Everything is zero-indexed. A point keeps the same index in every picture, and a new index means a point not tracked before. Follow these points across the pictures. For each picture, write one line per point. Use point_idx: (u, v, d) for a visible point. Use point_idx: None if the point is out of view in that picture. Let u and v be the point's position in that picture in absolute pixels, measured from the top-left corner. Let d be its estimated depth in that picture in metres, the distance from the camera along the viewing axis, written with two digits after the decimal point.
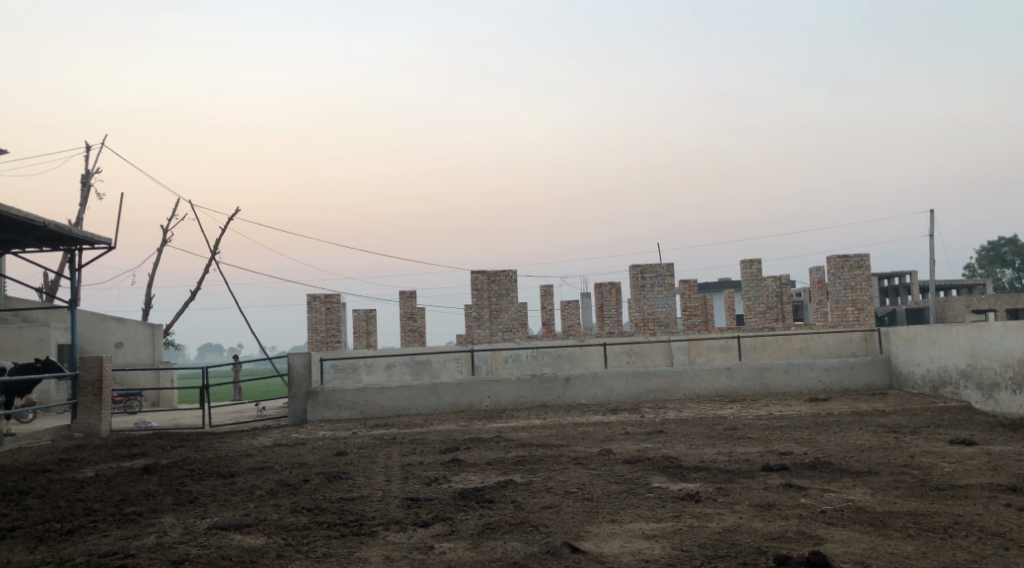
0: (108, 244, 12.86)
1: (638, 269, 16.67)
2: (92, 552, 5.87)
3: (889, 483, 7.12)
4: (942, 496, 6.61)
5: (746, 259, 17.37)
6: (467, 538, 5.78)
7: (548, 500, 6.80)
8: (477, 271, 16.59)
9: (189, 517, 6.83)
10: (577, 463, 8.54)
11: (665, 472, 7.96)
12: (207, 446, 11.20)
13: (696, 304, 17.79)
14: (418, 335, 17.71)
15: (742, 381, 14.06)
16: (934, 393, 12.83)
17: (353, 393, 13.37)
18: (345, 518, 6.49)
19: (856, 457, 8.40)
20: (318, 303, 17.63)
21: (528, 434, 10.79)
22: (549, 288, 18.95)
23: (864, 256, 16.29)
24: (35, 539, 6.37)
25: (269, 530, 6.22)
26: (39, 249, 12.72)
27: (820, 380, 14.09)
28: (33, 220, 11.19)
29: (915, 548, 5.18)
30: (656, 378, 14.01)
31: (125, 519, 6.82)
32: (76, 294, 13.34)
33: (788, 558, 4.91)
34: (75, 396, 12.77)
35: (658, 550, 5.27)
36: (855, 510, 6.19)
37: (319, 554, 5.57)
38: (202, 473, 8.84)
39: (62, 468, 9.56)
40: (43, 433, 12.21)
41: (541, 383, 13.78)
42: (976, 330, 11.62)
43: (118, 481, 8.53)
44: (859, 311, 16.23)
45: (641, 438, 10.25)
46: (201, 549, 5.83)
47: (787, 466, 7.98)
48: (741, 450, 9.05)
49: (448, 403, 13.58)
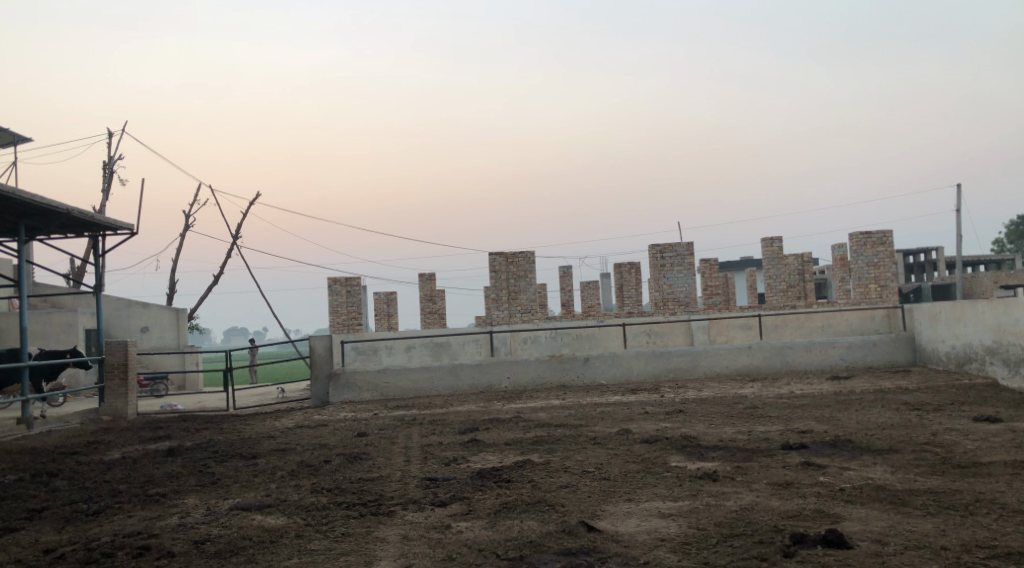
0: (131, 230, 13.01)
1: (657, 249, 16.59)
2: (117, 532, 5.98)
3: (910, 461, 7.06)
4: (963, 474, 6.55)
5: (767, 237, 17.22)
6: (484, 517, 5.81)
7: (566, 479, 6.81)
8: (495, 253, 16.59)
9: (212, 498, 6.93)
10: (595, 442, 8.55)
11: (683, 451, 7.94)
12: (230, 428, 11.35)
13: (716, 283, 17.67)
14: (437, 317, 17.77)
15: (763, 359, 13.97)
16: (959, 369, 12.67)
17: (373, 374, 13.46)
18: (364, 498, 6.55)
19: (876, 435, 8.33)
20: (339, 286, 17.74)
21: (546, 415, 10.83)
22: (567, 269, 18.90)
23: (888, 232, 16.05)
24: (63, 519, 6.50)
25: (290, 511, 6.29)
26: (63, 236, 12.87)
27: (842, 358, 13.97)
28: (57, 207, 11.33)
29: (935, 526, 5.14)
30: (676, 357, 13.96)
31: (150, 500, 6.94)
32: (101, 280, 13.50)
33: (804, 537, 4.89)
34: (102, 380, 12.97)
35: (674, 529, 5.27)
36: (875, 488, 6.14)
37: (338, 534, 5.63)
38: (226, 455, 8.96)
39: (89, 450, 9.73)
40: (72, 416, 12.43)
41: (560, 363, 13.79)
42: (1002, 305, 11.45)
43: (143, 463, 8.68)
44: (882, 288, 16.03)
45: (660, 417, 10.23)
46: (222, 529, 5.91)
47: (807, 445, 7.93)
48: (761, 429, 9.01)
49: (468, 384, 13.65)
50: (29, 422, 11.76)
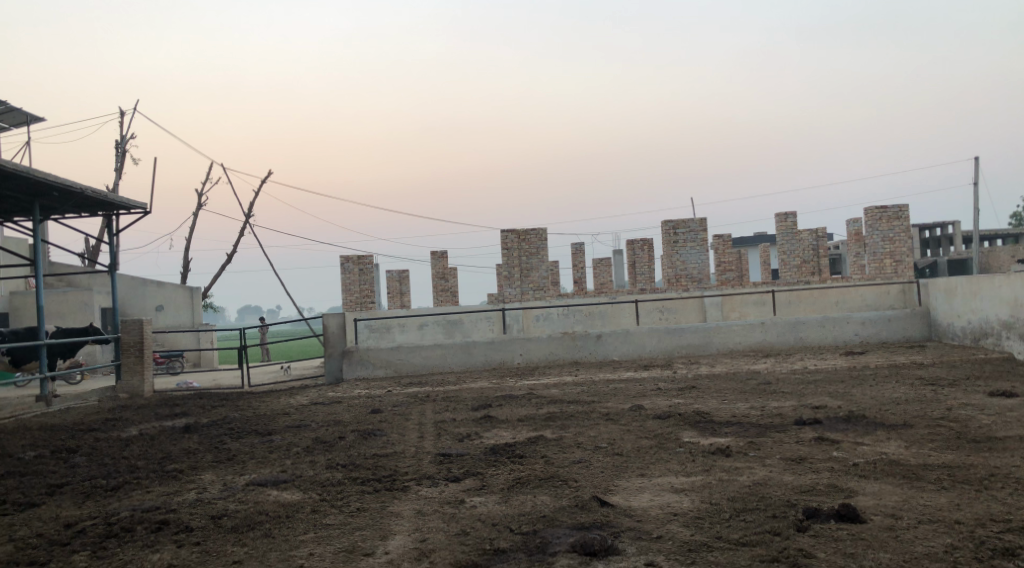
0: (144, 210, 13.07)
1: (670, 225, 16.51)
2: (136, 507, 6.06)
3: (924, 436, 7.04)
4: (978, 448, 6.52)
5: (781, 213, 17.10)
6: (497, 493, 5.84)
7: (579, 455, 6.84)
8: (507, 230, 16.56)
9: (229, 474, 7.02)
10: (608, 418, 8.57)
11: (696, 427, 7.95)
12: (246, 405, 11.45)
13: (729, 259, 17.58)
14: (450, 295, 17.79)
15: (777, 335, 13.93)
16: (975, 344, 12.59)
17: (387, 351, 13.52)
18: (379, 474, 6.60)
19: (890, 411, 8.30)
20: (351, 264, 17.78)
21: (559, 391, 10.85)
22: (580, 246, 18.86)
23: (904, 206, 15.89)
24: (83, 495, 6.59)
25: (305, 486, 6.35)
26: (78, 215, 12.96)
27: (856, 333, 13.91)
28: (71, 187, 11.39)
29: (949, 500, 5.12)
30: (689, 333, 13.93)
31: (167, 476, 7.02)
32: (116, 259, 13.59)
33: (817, 511, 4.89)
34: (119, 358, 13.08)
35: (687, 504, 5.28)
36: (889, 463, 6.13)
37: (353, 509, 5.68)
38: (241, 431, 9.05)
39: (107, 427, 9.85)
40: (90, 393, 12.57)
41: (573, 340, 13.81)
42: (1019, 280, 11.35)
43: (161, 439, 8.77)
44: (898, 264, 15.90)
45: (673, 393, 10.23)
46: (239, 504, 5.98)
47: (820, 420, 7.91)
48: (774, 404, 8.99)
49: (481, 360, 13.69)
50: (48, 399, 11.90)
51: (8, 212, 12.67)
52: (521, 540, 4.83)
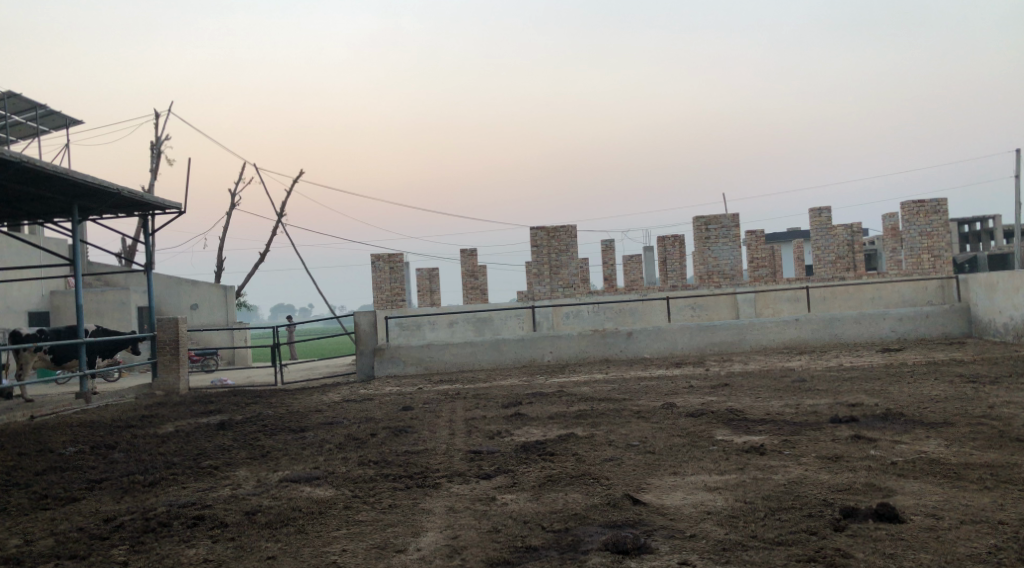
0: (178, 209, 13.25)
1: (701, 221, 16.35)
2: (172, 502, 6.14)
3: (964, 435, 6.89)
4: (1022, 447, 6.36)
5: (815, 208, 16.86)
6: (528, 490, 5.83)
7: (610, 452, 6.80)
8: (536, 227, 16.53)
9: (262, 470, 7.09)
10: (640, 416, 8.50)
11: (729, 425, 7.86)
12: (279, 402, 11.58)
13: (762, 256, 17.37)
14: (480, 293, 17.80)
15: (811, 332, 13.72)
16: (1017, 341, 12.30)
17: (417, 349, 13.57)
18: (410, 470, 6.62)
19: (929, 408, 8.14)
20: (381, 262, 17.87)
21: (590, 388, 10.80)
22: (610, 243, 18.76)
23: (942, 200, 15.57)
24: (121, 490, 6.69)
25: (338, 483, 6.39)
26: (114, 216, 13.17)
27: (893, 330, 13.66)
28: (107, 187, 11.56)
29: (992, 500, 5.00)
30: (721, 330, 13.79)
31: (203, 472, 7.12)
32: (151, 258, 13.79)
33: (855, 510, 4.80)
34: (155, 355, 13.29)
35: (720, 502, 5.22)
36: (928, 462, 6.01)
37: (384, 505, 5.70)
38: (275, 428, 9.14)
39: (144, 424, 10.00)
40: (127, 390, 12.77)
41: (603, 337, 13.74)
42: None
43: (196, 436, 8.89)
44: (936, 259, 15.60)
45: (705, 391, 10.15)
46: (272, 500, 6.03)
47: (856, 418, 7.79)
48: (809, 402, 8.87)
49: (511, 358, 13.68)
50: (87, 396, 12.12)
51: (48, 213, 12.92)
52: (553, 538, 4.81)
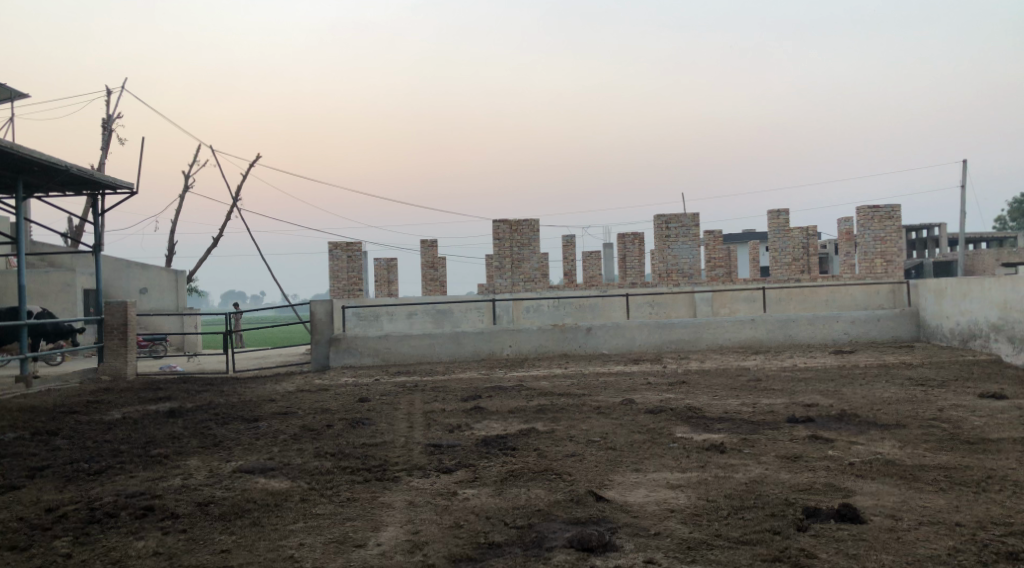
0: (131, 189, 12.85)
1: (662, 219, 16.45)
2: (119, 492, 5.92)
3: (917, 436, 7.01)
4: (973, 450, 6.50)
5: (773, 210, 17.08)
6: (490, 485, 5.75)
7: (571, 448, 6.76)
8: (499, 220, 16.45)
9: (214, 460, 6.87)
10: (600, 412, 8.49)
11: (688, 422, 7.89)
12: (231, 391, 11.31)
13: (720, 256, 17.55)
14: (439, 285, 17.67)
15: (766, 332, 13.90)
16: (963, 346, 12.61)
17: (375, 339, 13.39)
18: (369, 463, 6.50)
19: (882, 410, 8.27)
20: (339, 251, 17.58)
21: (549, 383, 10.77)
22: (571, 239, 18.75)
23: (896, 206, 15.89)
24: (64, 478, 6.44)
25: (294, 475, 6.23)
26: (63, 194, 12.71)
27: (845, 332, 13.91)
28: (56, 164, 11.13)
29: (948, 501, 5.08)
30: (679, 328, 13.88)
31: (152, 461, 6.89)
32: (100, 239, 13.36)
33: (817, 511, 4.83)
34: (102, 339, 12.88)
35: (683, 500, 5.21)
36: (884, 463, 6.09)
37: (343, 498, 5.57)
38: (227, 417, 8.91)
39: (89, 410, 9.67)
40: (71, 375, 12.35)
41: (562, 332, 13.72)
42: (1010, 282, 11.36)
43: (144, 424, 8.61)
44: (888, 263, 15.93)
45: (663, 388, 10.20)
46: (226, 491, 5.85)
47: (813, 418, 7.89)
48: (765, 401, 8.96)
49: (470, 351, 13.58)
50: (29, 380, 11.68)
51: None
52: (516, 534, 4.74)
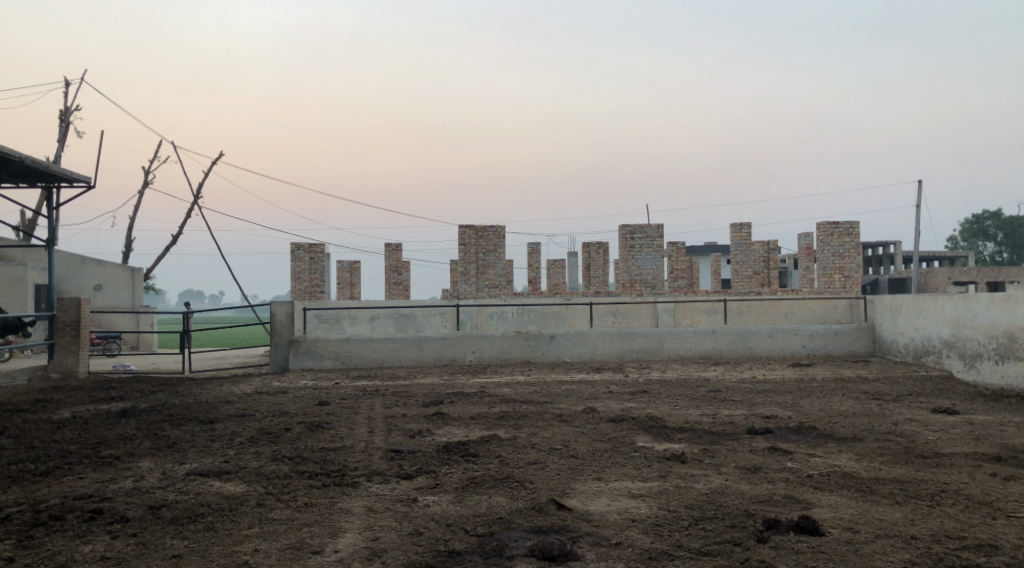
0: (88, 183, 12.55)
1: (627, 229, 16.54)
2: (67, 494, 5.73)
3: (873, 450, 7.12)
4: (928, 464, 6.61)
5: (736, 223, 17.26)
6: (451, 492, 5.69)
7: (533, 456, 6.73)
8: (464, 226, 16.40)
9: (168, 462, 6.71)
10: (561, 420, 8.47)
11: (650, 432, 7.91)
12: (186, 391, 11.07)
13: (682, 267, 17.69)
14: (402, 289, 17.55)
15: (727, 344, 14.03)
16: (917, 362, 12.87)
17: (335, 343, 13.23)
18: (327, 468, 6.39)
19: (839, 423, 8.39)
20: (301, 252, 17.36)
21: (511, 390, 10.73)
22: (535, 246, 18.77)
23: (854, 223, 16.19)
24: (9, 479, 6.22)
25: (250, 478, 6.11)
26: (16, 186, 12.37)
27: (803, 346, 14.11)
28: (10, 155, 10.83)
29: (903, 515, 5.16)
30: (641, 338, 13.95)
31: (102, 462, 6.70)
32: (54, 234, 13.04)
33: (776, 522, 4.87)
34: (53, 336, 12.54)
35: (645, 510, 5.21)
36: (842, 475, 6.17)
37: (300, 503, 5.48)
38: (182, 418, 8.71)
39: (38, 408, 9.38)
40: (20, 372, 11.99)
41: (525, 339, 13.69)
42: (962, 300, 11.62)
43: (95, 424, 8.37)
44: (846, 279, 16.21)
45: (625, 397, 10.24)
46: (179, 495, 5.70)
47: (772, 430, 7.96)
48: (725, 412, 9.02)
49: (432, 356, 13.49)
50: None
51: None
52: (477, 542, 4.69)
